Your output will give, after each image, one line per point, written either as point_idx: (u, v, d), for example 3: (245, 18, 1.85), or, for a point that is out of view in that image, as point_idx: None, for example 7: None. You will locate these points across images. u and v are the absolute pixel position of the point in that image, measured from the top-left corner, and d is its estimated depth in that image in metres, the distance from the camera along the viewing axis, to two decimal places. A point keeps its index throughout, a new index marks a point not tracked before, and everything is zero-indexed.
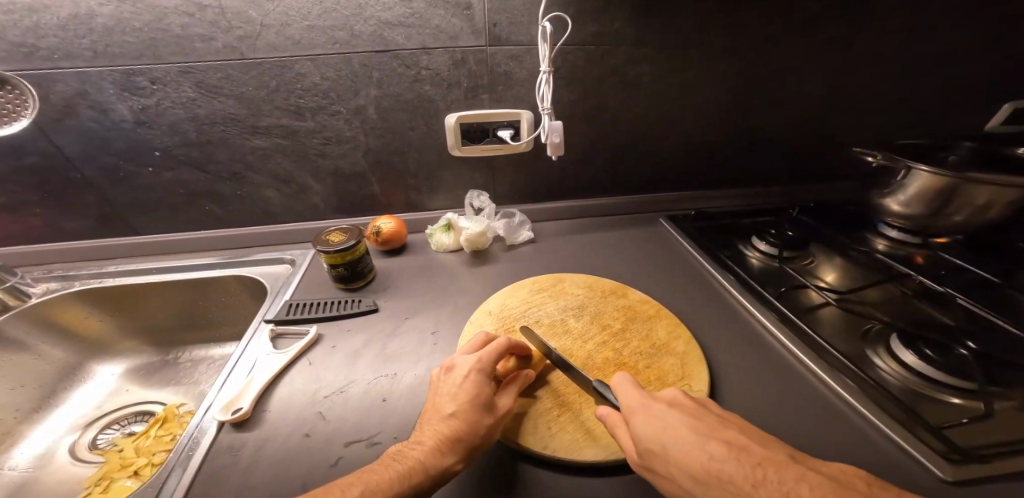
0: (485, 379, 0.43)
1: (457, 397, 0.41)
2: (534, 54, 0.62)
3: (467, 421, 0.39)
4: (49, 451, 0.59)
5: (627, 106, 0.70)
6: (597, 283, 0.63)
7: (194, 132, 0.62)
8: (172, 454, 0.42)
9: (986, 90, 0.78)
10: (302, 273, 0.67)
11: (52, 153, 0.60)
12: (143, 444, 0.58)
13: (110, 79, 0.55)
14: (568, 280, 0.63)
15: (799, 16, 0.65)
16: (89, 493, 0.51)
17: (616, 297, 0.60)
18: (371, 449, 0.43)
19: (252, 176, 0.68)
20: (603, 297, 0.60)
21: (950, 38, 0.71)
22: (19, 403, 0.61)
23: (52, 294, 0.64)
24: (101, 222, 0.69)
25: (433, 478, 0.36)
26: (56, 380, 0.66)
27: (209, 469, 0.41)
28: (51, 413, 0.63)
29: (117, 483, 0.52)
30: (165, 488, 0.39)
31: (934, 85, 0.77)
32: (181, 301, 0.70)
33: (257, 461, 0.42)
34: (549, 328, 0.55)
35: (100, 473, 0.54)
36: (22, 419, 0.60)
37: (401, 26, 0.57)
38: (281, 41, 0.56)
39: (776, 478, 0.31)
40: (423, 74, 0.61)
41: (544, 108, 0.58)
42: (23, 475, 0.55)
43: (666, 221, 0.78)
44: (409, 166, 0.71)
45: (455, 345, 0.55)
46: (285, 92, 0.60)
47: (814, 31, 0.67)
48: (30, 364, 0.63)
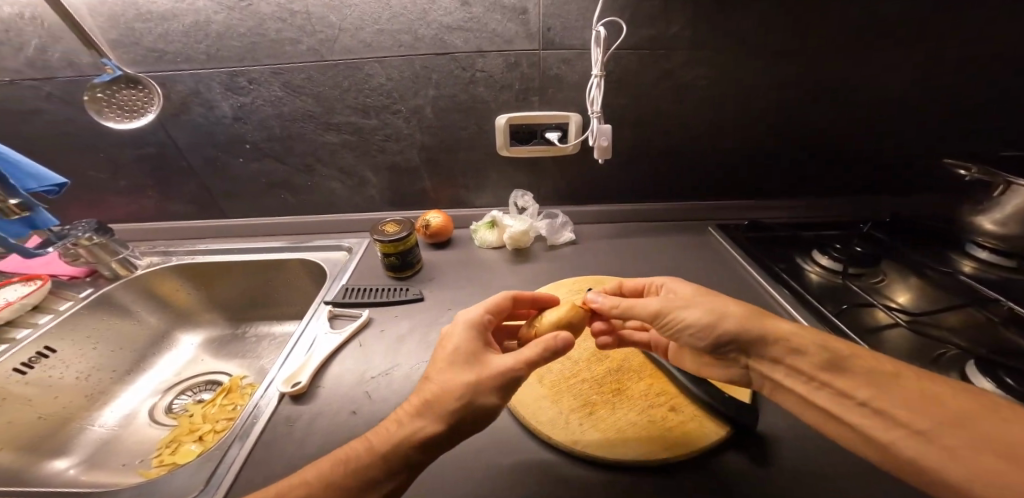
0: (479, 341, 0.42)
1: (446, 361, 0.40)
2: (587, 57, 0.62)
3: (448, 387, 0.38)
4: (133, 410, 0.67)
5: (679, 110, 0.69)
6: None
7: (278, 127, 0.70)
8: (239, 420, 0.47)
9: (1004, 92, 0.68)
10: (356, 260, 0.73)
11: (166, 145, 0.70)
12: (210, 411, 0.65)
13: (217, 80, 0.64)
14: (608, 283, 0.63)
15: (856, 16, 0.61)
16: (161, 453, 0.59)
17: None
18: None
19: (322, 169, 0.76)
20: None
21: (967, 43, 0.64)
22: (117, 366, 0.70)
23: (155, 267, 0.75)
24: (197, 206, 0.79)
25: (409, 447, 0.35)
26: (148, 345, 0.75)
27: (271, 434, 0.46)
28: (139, 376, 0.72)
29: (185, 446, 0.59)
30: (228, 457, 0.44)
31: (986, 94, 0.68)
32: (254, 281, 0.78)
33: (311, 431, 0.46)
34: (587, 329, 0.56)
35: (172, 436, 0.61)
36: (117, 380, 0.69)
37: (461, 30, 0.60)
38: (355, 44, 0.62)
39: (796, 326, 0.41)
40: (479, 76, 0.64)
41: (594, 111, 0.59)
42: (110, 431, 0.63)
43: (715, 229, 0.76)
44: (458, 164, 0.75)
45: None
46: (354, 92, 0.66)
47: (848, 32, 0.63)
48: (131, 328, 0.73)
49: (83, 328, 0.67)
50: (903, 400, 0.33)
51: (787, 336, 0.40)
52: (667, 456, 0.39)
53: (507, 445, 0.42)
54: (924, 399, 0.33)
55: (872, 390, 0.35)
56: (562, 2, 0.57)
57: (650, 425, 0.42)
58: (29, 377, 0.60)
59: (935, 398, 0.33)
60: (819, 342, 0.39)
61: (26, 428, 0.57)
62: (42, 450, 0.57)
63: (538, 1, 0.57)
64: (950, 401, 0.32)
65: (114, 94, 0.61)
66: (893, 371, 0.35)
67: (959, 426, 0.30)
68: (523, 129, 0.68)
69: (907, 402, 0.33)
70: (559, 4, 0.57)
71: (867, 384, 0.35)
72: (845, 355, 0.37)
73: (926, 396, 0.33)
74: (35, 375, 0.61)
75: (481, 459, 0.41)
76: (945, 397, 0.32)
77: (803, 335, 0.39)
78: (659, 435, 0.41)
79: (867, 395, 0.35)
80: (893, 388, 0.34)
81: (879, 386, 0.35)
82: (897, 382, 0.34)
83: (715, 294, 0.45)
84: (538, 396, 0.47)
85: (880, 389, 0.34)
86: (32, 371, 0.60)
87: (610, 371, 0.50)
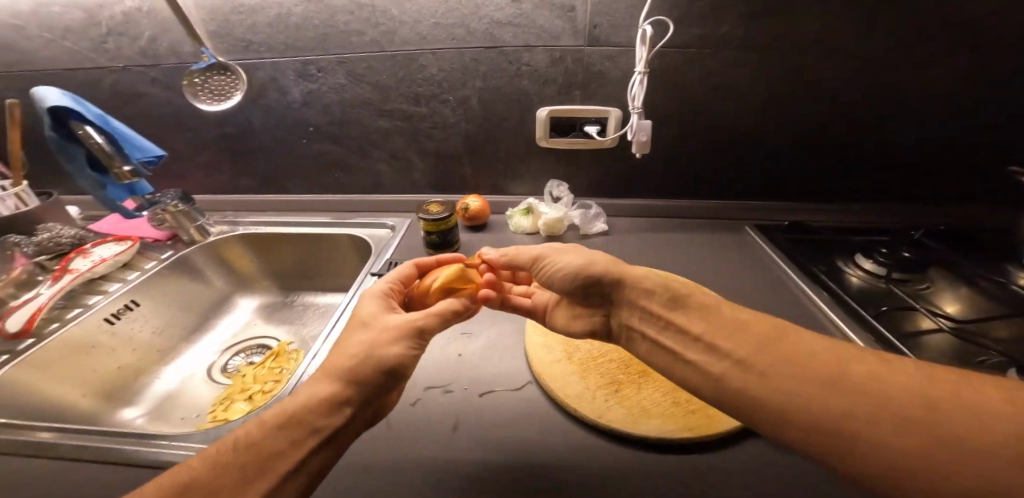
0: (371, 303, 0.44)
1: (348, 328, 0.41)
2: (630, 55, 0.64)
3: (346, 352, 0.37)
4: (195, 370, 0.73)
5: (721, 108, 0.69)
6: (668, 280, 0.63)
7: (339, 112, 0.76)
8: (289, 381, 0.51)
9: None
10: (399, 238, 0.79)
11: (242, 125, 0.79)
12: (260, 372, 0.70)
13: (291, 67, 0.71)
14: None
15: (917, 14, 0.59)
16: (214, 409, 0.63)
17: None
18: (446, 395, 0.48)
19: (373, 152, 0.82)
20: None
21: None
22: (185, 325, 0.77)
23: (224, 234, 0.84)
24: (262, 182, 0.88)
25: (314, 407, 0.34)
26: (212, 307, 0.81)
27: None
28: (202, 337, 0.78)
29: (235, 404, 0.62)
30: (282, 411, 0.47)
31: None
32: (306, 253, 0.85)
33: None
34: None
35: (226, 393, 0.66)
36: (183, 337, 0.75)
37: (510, 25, 0.63)
38: (412, 36, 0.67)
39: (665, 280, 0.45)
40: (524, 69, 0.67)
41: (634, 107, 0.61)
42: (174, 387, 0.69)
43: (752, 229, 0.75)
44: (499, 152, 0.79)
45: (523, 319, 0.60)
46: (408, 81, 0.72)
47: (907, 32, 0.60)
48: (200, 290, 0.81)
49: (161, 287, 0.74)
50: (776, 347, 0.33)
51: (642, 276, 0.45)
52: (691, 437, 0.41)
53: (535, 412, 0.46)
54: (795, 346, 0.32)
55: (708, 326, 0.37)
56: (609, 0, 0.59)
57: (675, 407, 0.44)
58: (117, 327, 0.67)
59: (798, 344, 0.32)
60: (670, 284, 0.43)
61: (106, 376, 0.63)
62: (117, 398, 0.63)
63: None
64: (818, 348, 0.32)
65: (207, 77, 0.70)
66: (748, 318, 0.37)
67: (855, 376, 0.29)
68: (563, 121, 0.71)
69: (781, 352, 0.32)
70: (606, 2, 0.60)
71: (702, 320, 0.38)
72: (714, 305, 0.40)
73: (797, 346, 0.32)
74: (121, 326, 0.67)
75: (510, 422, 0.45)
76: (810, 342, 0.32)
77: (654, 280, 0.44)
78: (683, 417, 0.43)
79: (728, 344, 0.35)
80: (757, 335, 0.34)
81: (723, 331, 0.36)
82: (750, 322, 0.36)
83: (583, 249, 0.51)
84: (564, 371, 0.49)
85: (758, 339, 0.34)
86: (119, 322, 0.67)
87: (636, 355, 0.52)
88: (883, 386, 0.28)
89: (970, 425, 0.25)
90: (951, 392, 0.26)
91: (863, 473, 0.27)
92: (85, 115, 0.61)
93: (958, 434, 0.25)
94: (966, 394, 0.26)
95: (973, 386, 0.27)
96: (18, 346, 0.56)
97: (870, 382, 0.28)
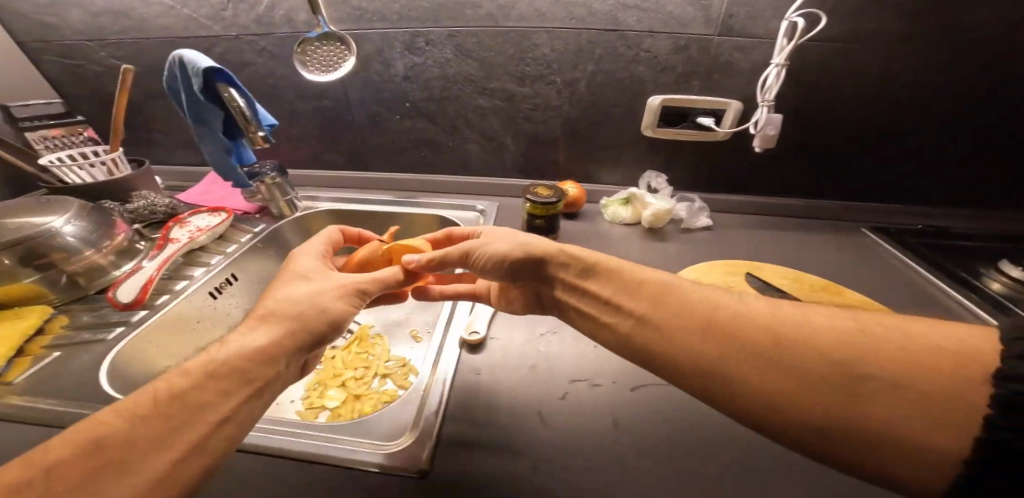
0: (310, 260, 0.46)
1: (278, 279, 0.43)
2: (763, 49, 0.59)
3: (290, 306, 0.39)
4: None
5: (844, 104, 0.66)
6: (803, 277, 0.59)
7: (439, 88, 0.75)
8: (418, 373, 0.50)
9: None
10: (492, 222, 0.77)
11: (339, 98, 0.78)
12: (347, 359, 0.75)
13: (400, 39, 0.70)
14: (768, 270, 0.61)
15: None
16: (311, 394, 0.68)
17: (829, 294, 0.56)
18: (595, 388, 0.47)
19: (466, 132, 0.80)
20: (812, 291, 0.57)
21: None
22: None
23: (309, 210, 0.81)
24: (349, 158, 0.87)
25: (246, 359, 0.35)
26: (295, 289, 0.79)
27: (462, 381, 0.48)
28: None
29: (330, 390, 0.68)
30: (428, 398, 0.46)
31: None
32: (396, 232, 0.83)
33: (497, 383, 0.48)
34: None
35: (318, 378, 0.71)
36: None
37: (637, 9, 0.59)
38: (530, 13, 0.64)
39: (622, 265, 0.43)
40: (642, 56, 0.63)
41: (766, 100, 0.58)
42: None
43: (870, 230, 0.73)
44: (597, 139, 0.76)
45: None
46: (517, 59, 0.69)
47: None
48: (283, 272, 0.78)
49: (254, 261, 0.72)
50: (679, 306, 0.37)
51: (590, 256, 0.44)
52: None
53: (701, 410, 0.44)
54: (691, 304, 0.36)
55: (612, 288, 0.41)
56: None
57: None
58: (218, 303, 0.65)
59: (711, 300, 0.36)
60: (567, 251, 0.45)
61: None
62: None
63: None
64: (718, 301, 0.36)
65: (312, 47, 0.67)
66: (642, 279, 0.40)
67: (733, 318, 0.34)
68: (674, 111, 0.68)
69: (679, 305, 0.37)
70: None
71: (609, 283, 0.42)
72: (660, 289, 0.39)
73: (688, 300, 0.37)
74: (222, 301, 0.65)
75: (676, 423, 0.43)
76: (717, 299, 0.36)
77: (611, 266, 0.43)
78: None
79: (634, 304, 0.39)
80: (652, 295, 0.39)
81: (627, 291, 0.40)
82: (655, 283, 0.40)
83: (516, 235, 0.48)
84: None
85: (654, 300, 0.38)
86: (221, 297, 0.65)
87: None
88: (771, 331, 0.33)
89: (836, 354, 0.30)
90: (813, 331, 0.32)
91: (789, 428, 0.30)
92: (230, 77, 0.58)
93: (816, 372, 0.30)
94: (817, 318, 0.33)
95: (840, 316, 0.33)
96: (132, 319, 0.54)
97: (760, 333, 0.33)
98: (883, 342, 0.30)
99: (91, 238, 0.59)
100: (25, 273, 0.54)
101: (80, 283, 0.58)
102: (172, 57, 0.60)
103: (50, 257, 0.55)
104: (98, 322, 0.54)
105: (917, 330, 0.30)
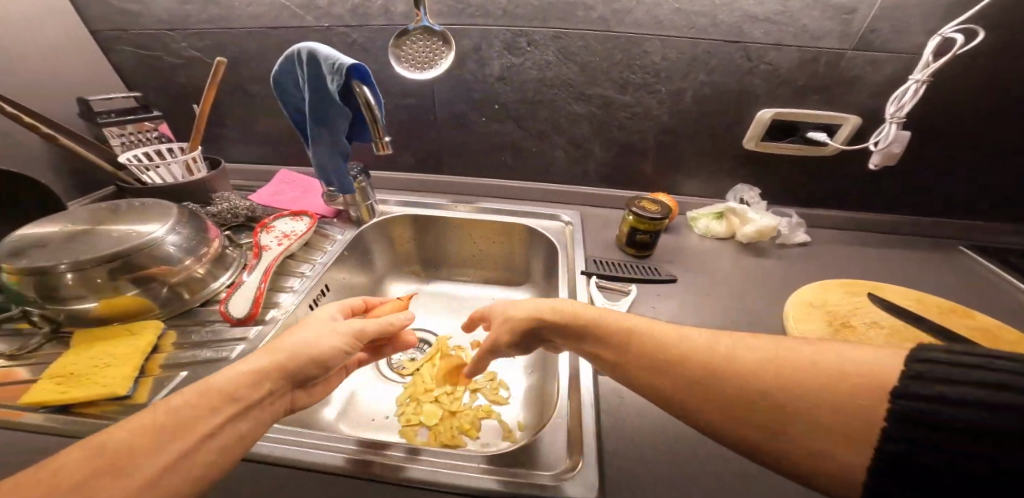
0: (325, 312, 0.45)
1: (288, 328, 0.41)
2: (899, 64, 0.57)
3: (280, 338, 0.38)
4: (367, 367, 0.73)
5: (958, 121, 0.65)
6: (922, 298, 0.61)
7: (534, 91, 0.71)
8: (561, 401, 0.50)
9: None
10: (582, 233, 0.75)
11: (425, 97, 0.74)
12: (433, 372, 0.71)
13: (501, 37, 0.66)
14: (889, 290, 0.62)
15: None
16: (405, 410, 0.65)
17: (958, 317, 0.57)
18: None
19: (554, 137, 0.77)
20: (941, 313, 0.58)
21: None
22: None
23: (387, 215, 0.80)
24: (424, 160, 0.84)
25: (238, 380, 0.32)
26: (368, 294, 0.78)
27: (608, 404, 0.49)
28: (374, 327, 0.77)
29: (424, 407, 0.65)
30: (585, 426, 0.46)
31: None
32: (478, 238, 0.82)
33: (642, 410, 0.48)
34: (893, 331, 0.54)
35: (409, 393, 0.68)
36: None
37: (767, 21, 0.57)
38: (646, 18, 0.60)
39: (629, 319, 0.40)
40: (762, 68, 0.61)
41: (896, 116, 0.57)
42: (349, 390, 0.69)
43: (969, 249, 0.74)
44: (693, 151, 0.74)
45: (779, 327, 0.58)
46: (623, 66, 0.66)
47: None
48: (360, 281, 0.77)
49: (340, 269, 0.70)
50: (666, 356, 0.35)
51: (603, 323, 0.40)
52: None
53: None
54: (677, 350, 0.35)
55: (608, 347, 0.39)
56: (901, 6, 0.53)
57: None
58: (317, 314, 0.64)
59: (694, 344, 0.34)
60: (558, 310, 0.43)
61: None
62: None
63: (876, 1, 0.53)
64: (702, 342, 0.34)
65: (408, 42, 0.62)
66: (632, 326, 0.38)
67: (722, 361, 0.32)
68: (784, 125, 0.66)
69: (667, 354, 0.35)
70: (899, 7, 0.53)
71: (603, 341, 0.39)
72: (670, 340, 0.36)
73: (677, 345, 0.35)
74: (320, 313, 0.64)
75: None
76: (699, 338, 0.35)
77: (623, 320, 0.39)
78: None
79: (626, 357, 0.37)
80: (640, 345, 0.37)
81: (621, 351, 0.38)
82: (639, 330, 0.38)
83: (517, 309, 0.45)
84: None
85: (645, 349, 0.36)
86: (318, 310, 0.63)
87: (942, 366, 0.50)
88: (772, 378, 0.30)
89: (825, 391, 0.28)
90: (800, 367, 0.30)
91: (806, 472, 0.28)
92: (365, 74, 0.49)
93: (814, 404, 0.28)
94: (795, 353, 0.31)
95: (811, 348, 0.31)
96: (250, 335, 0.53)
97: (747, 374, 0.31)
98: (864, 375, 0.28)
99: (189, 247, 0.56)
100: (127, 287, 0.51)
101: (183, 294, 0.55)
102: (299, 45, 0.51)
103: (152, 269, 0.52)
104: (213, 340, 0.52)
105: (868, 351, 0.30)
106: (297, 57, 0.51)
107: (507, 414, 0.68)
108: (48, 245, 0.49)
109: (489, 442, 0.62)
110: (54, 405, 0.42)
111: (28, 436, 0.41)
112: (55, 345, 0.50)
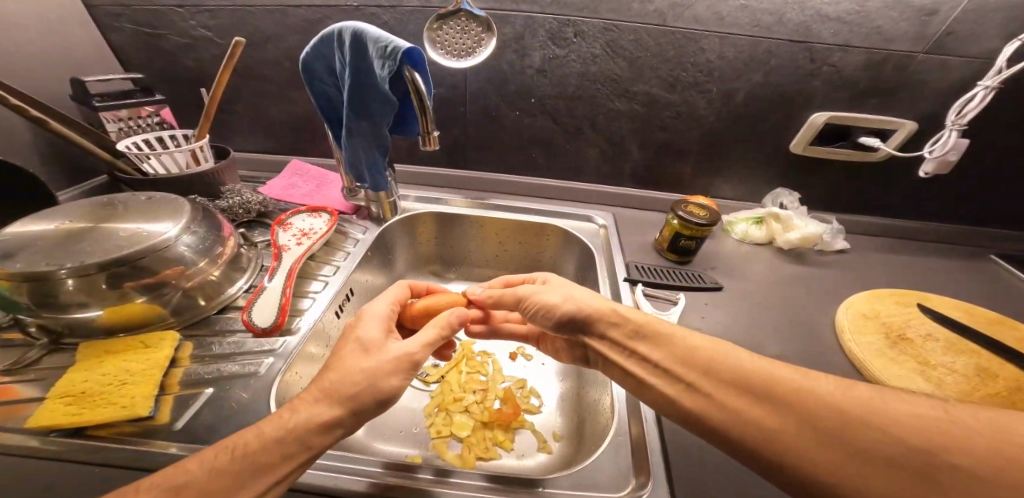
0: (375, 325, 0.41)
1: (341, 351, 0.39)
2: (968, 68, 0.58)
3: (340, 369, 0.36)
4: None
5: (1005, 132, 0.64)
6: (971, 308, 0.59)
7: (574, 86, 0.67)
8: (616, 413, 0.47)
9: None
10: (618, 236, 0.72)
11: (457, 88, 0.69)
12: (460, 380, 0.66)
13: (547, 26, 0.62)
14: (935, 300, 0.61)
15: None
16: (435, 421, 0.60)
17: (1005, 328, 0.56)
18: None
19: (590, 135, 0.73)
20: (990, 324, 0.56)
21: None
22: None
23: (411, 212, 0.74)
24: (448, 154, 0.79)
25: (308, 425, 0.33)
26: None
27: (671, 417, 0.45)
28: None
29: (456, 417, 0.60)
30: (650, 443, 0.42)
31: None
32: (504, 241, 0.77)
33: None
34: (950, 343, 0.53)
35: (437, 403, 0.63)
36: None
37: (836, 21, 0.56)
38: (706, 14, 0.58)
39: (697, 335, 0.38)
40: (823, 70, 0.60)
41: (959, 123, 0.59)
42: None
43: (999, 258, 0.73)
44: (734, 153, 0.72)
45: (833, 338, 0.56)
46: (674, 63, 0.63)
47: None
48: (383, 284, 0.71)
49: (364, 271, 0.65)
50: (730, 374, 0.33)
51: (669, 336, 0.38)
52: None
53: None
54: (744, 371, 0.33)
55: (667, 354, 0.37)
56: (983, 9, 0.53)
57: None
58: (341, 319, 0.58)
59: (767, 372, 0.32)
60: (620, 312, 0.41)
61: None
62: None
63: (958, 5, 0.53)
64: (778, 370, 0.33)
65: (446, 26, 0.55)
66: (697, 345, 0.36)
67: (794, 390, 0.31)
68: (835, 129, 0.66)
69: (733, 372, 0.33)
70: (978, 10, 0.53)
71: (662, 349, 0.37)
72: (746, 366, 0.33)
73: (745, 367, 0.33)
74: (344, 319, 0.59)
75: None
76: (772, 366, 0.33)
77: (692, 337, 0.37)
78: None
79: (685, 371, 0.35)
80: (706, 363, 0.35)
81: (683, 358, 0.36)
82: (706, 349, 0.36)
83: (570, 294, 0.44)
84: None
85: (707, 368, 0.34)
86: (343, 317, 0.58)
87: (1007, 379, 0.48)
88: (846, 413, 0.28)
89: (908, 438, 0.26)
90: (899, 417, 0.27)
91: None
92: (419, 58, 0.47)
93: (898, 451, 0.26)
94: (896, 405, 0.28)
95: (917, 402, 0.28)
96: (278, 348, 0.47)
97: (818, 407, 0.29)
98: (975, 436, 0.25)
99: (205, 247, 0.50)
100: (137, 294, 0.45)
101: (199, 300, 0.50)
102: (341, 26, 0.50)
103: (165, 273, 0.46)
104: (237, 352, 0.47)
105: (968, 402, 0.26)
106: (338, 39, 0.51)
107: (540, 424, 0.61)
108: (43, 246, 0.43)
109: (525, 454, 0.56)
110: (66, 428, 0.37)
111: (48, 463, 0.36)
112: (58, 357, 0.44)
